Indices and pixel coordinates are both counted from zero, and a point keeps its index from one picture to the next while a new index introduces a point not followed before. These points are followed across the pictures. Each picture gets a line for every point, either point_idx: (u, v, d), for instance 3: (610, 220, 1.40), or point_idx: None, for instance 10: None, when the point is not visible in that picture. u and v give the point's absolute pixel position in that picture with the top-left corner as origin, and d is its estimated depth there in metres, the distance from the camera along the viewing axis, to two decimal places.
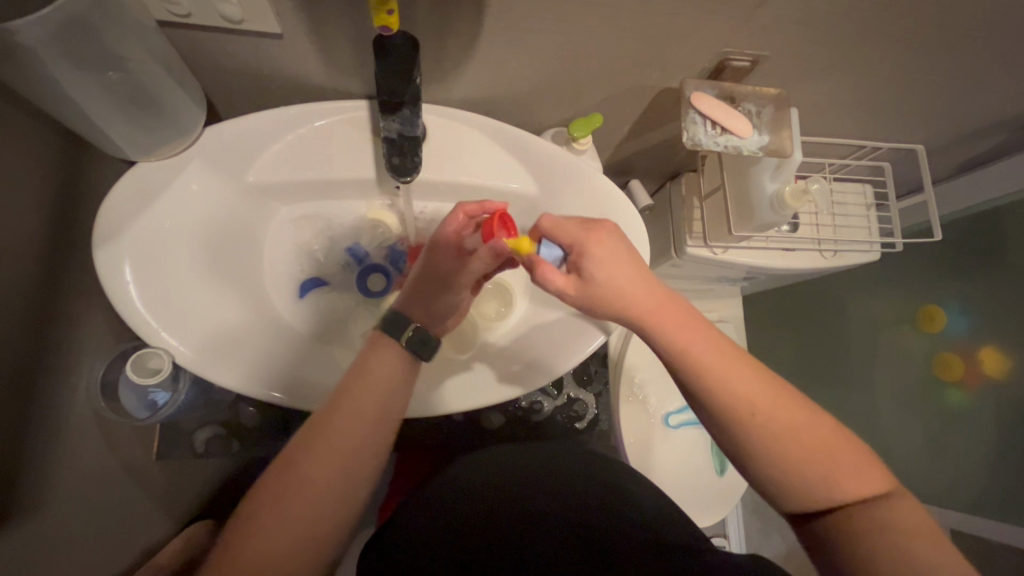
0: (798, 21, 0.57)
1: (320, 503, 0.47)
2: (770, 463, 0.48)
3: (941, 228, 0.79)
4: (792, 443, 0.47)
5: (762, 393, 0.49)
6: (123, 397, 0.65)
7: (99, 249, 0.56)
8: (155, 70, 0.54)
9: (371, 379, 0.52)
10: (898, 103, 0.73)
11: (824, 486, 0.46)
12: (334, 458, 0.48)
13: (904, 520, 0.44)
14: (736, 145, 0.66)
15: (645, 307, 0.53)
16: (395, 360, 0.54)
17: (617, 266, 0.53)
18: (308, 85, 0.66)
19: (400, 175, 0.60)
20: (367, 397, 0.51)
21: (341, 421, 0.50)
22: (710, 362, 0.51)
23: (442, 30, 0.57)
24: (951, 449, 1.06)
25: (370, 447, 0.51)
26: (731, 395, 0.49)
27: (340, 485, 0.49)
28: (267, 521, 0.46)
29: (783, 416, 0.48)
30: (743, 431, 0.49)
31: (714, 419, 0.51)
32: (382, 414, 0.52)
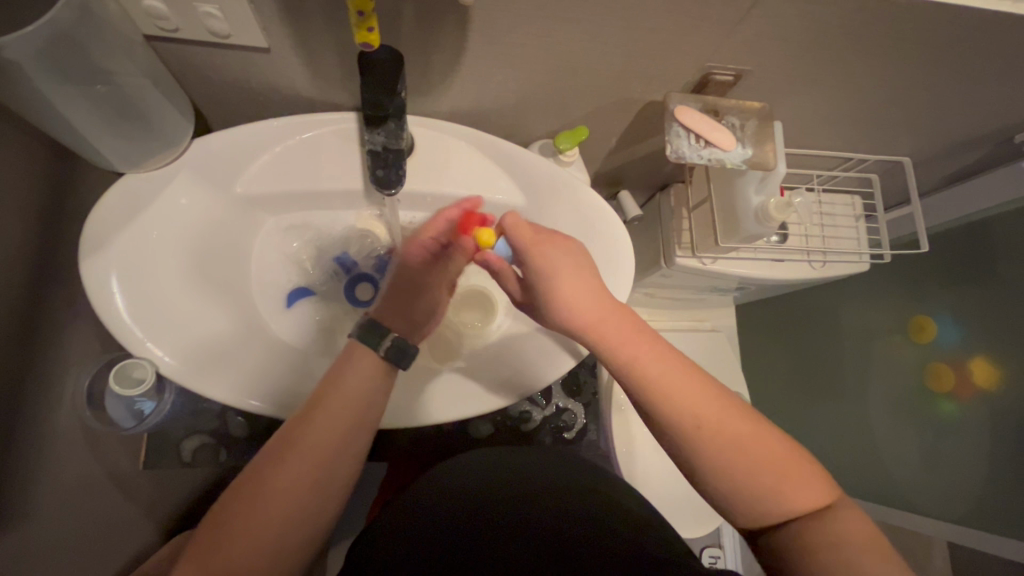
0: (778, 37, 0.58)
1: (292, 512, 0.48)
2: (721, 475, 0.50)
3: (927, 240, 0.80)
4: (737, 453, 0.49)
5: (709, 405, 0.51)
6: (110, 407, 0.65)
7: (86, 260, 0.57)
8: (144, 83, 0.55)
9: (343, 389, 0.52)
10: (882, 116, 0.74)
11: (775, 501, 0.48)
12: (311, 457, 0.49)
13: (849, 531, 0.46)
14: (720, 158, 0.66)
15: (591, 317, 0.55)
16: (372, 371, 0.54)
17: (564, 272, 0.56)
18: (297, 97, 0.67)
19: (384, 188, 0.60)
20: (340, 406, 0.51)
21: (314, 431, 0.50)
22: (651, 374, 0.53)
23: (427, 44, 0.58)
24: (942, 461, 1.04)
25: (343, 456, 0.51)
26: (675, 407, 0.51)
27: (313, 493, 0.49)
28: (242, 521, 0.46)
29: (730, 430, 0.50)
30: (693, 445, 0.51)
31: (665, 432, 0.52)
32: (355, 423, 0.52)
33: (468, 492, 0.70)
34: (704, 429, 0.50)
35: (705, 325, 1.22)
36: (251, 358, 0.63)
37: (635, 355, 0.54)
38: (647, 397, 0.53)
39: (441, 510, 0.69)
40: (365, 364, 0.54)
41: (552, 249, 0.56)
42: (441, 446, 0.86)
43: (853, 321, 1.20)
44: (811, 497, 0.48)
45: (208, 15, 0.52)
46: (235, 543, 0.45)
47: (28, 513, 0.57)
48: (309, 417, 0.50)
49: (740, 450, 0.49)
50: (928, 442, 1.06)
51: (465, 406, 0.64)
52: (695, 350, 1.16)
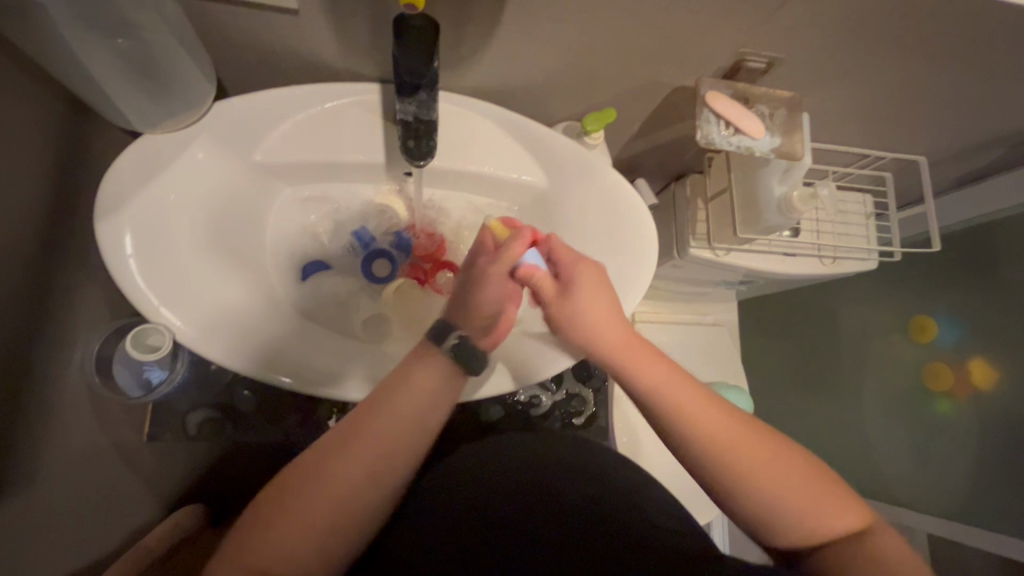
0: (816, 25, 0.57)
1: (342, 511, 0.46)
2: (755, 497, 0.49)
3: (939, 240, 0.79)
4: (772, 478, 0.49)
5: (739, 429, 0.51)
6: (117, 373, 0.63)
7: (101, 220, 0.55)
8: (167, 40, 0.52)
9: (409, 390, 0.50)
10: (905, 112, 0.74)
11: (811, 522, 0.48)
12: (364, 459, 0.47)
13: (893, 548, 0.47)
14: (749, 146, 0.65)
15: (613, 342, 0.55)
16: (438, 373, 0.52)
17: (589, 297, 0.56)
18: (321, 65, 0.65)
19: (415, 159, 0.61)
20: (404, 408, 0.50)
21: (375, 430, 0.48)
22: (683, 400, 0.52)
23: (462, 15, 0.56)
24: (935, 458, 1.06)
25: (399, 461, 0.49)
26: (708, 431, 0.51)
27: (365, 494, 0.47)
28: (292, 516, 0.45)
29: (765, 452, 0.50)
30: (728, 469, 0.50)
31: (697, 457, 0.51)
32: (416, 426, 0.50)
33: (483, 481, 0.69)
34: (739, 452, 0.50)
35: (708, 318, 1.23)
36: (267, 329, 0.62)
37: (669, 381, 0.53)
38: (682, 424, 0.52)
39: (456, 497, 0.68)
40: (432, 366, 0.52)
41: (591, 274, 0.57)
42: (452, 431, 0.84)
43: (853, 319, 1.22)
44: (845, 517, 0.48)
45: None
46: (285, 536, 0.44)
47: None
48: (371, 415, 0.49)
49: (775, 472, 0.49)
50: (922, 441, 1.08)
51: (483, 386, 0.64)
52: (699, 342, 1.16)
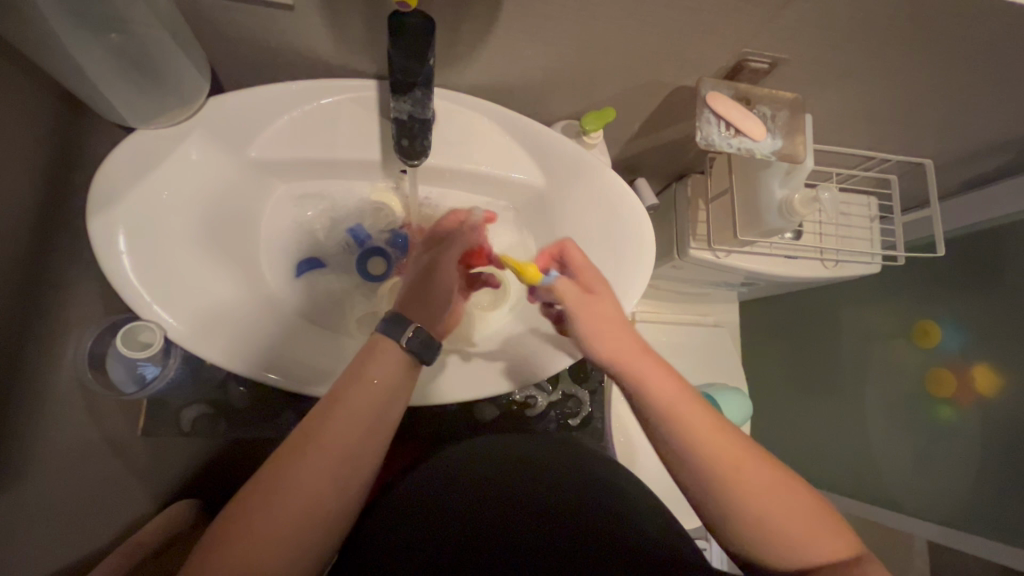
0: (819, 25, 0.56)
1: (312, 510, 0.46)
2: (751, 518, 0.49)
3: (944, 245, 0.78)
4: (772, 503, 0.49)
5: (740, 445, 0.52)
6: (111, 369, 0.63)
7: (93, 216, 0.55)
8: (159, 35, 0.51)
9: (365, 384, 0.50)
10: (912, 114, 0.73)
11: (806, 548, 0.48)
12: (327, 458, 0.47)
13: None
14: (749, 148, 0.64)
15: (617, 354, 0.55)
16: (396, 365, 0.52)
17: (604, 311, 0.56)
18: (317, 61, 0.64)
19: (407, 158, 0.61)
20: (361, 402, 0.50)
21: (335, 430, 0.48)
22: (688, 417, 0.52)
23: (458, 13, 0.55)
24: (935, 464, 1.05)
25: (364, 455, 0.49)
26: (713, 447, 0.51)
27: (333, 491, 0.47)
28: (257, 520, 0.44)
29: (761, 471, 0.50)
30: (729, 486, 0.50)
31: (695, 472, 0.51)
32: (376, 419, 0.50)
33: (469, 478, 0.69)
34: (740, 468, 0.50)
35: (709, 319, 1.22)
36: (259, 326, 0.62)
37: (675, 401, 0.53)
38: (683, 440, 0.51)
39: (449, 499, 0.68)
40: (387, 359, 0.52)
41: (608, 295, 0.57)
42: (446, 428, 0.84)
43: (856, 323, 1.20)
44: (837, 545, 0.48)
45: None
46: (254, 542, 0.44)
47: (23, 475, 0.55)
48: (329, 414, 0.49)
49: (774, 495, 0.49)
50: (922, 446, 1.07)
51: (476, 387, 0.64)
52: (699, 343, 1.16)
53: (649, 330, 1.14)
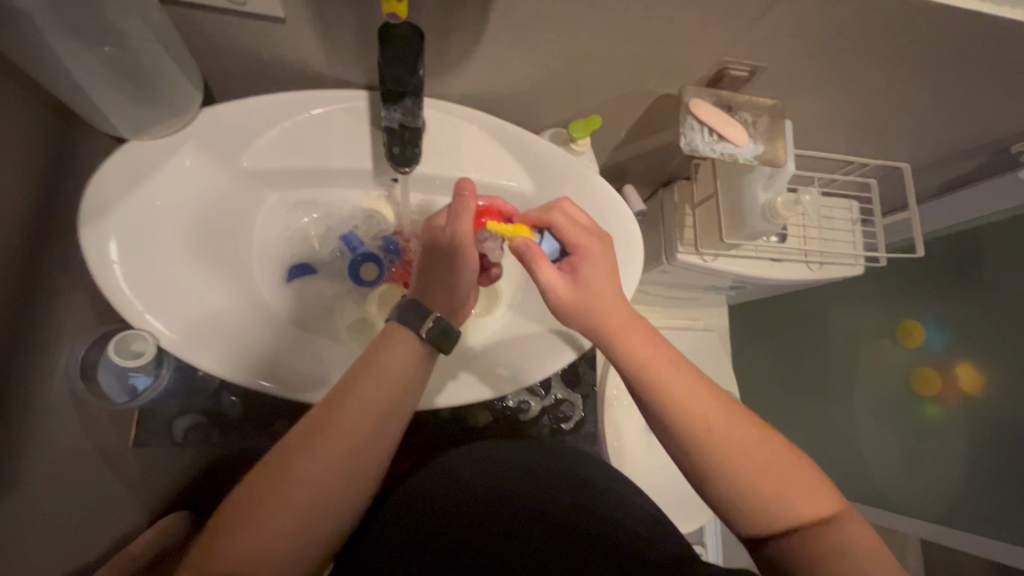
0: (795, 35, 0.58)
1: (322, 500, 0.47)
2: (728, 483, 0.51)
3: (923, 245, 0.79)
4: (757, 468, 0.50)
5: (715, 408, 0.53)
6: (101, 379, 0.64)
7: (84, 228, 0.55)
8: (153, 47, 0.52)
9: (379, 375, 0.51)
10: (888, 119, 0.75)
11: (776, 510, 0.49)
12: (334, 451, 0.48)
13: (855, 544, 0.48)
14: (732, 153, 0.66)
15: (614, 321, 0.55)
16: (409, 355, 0.52)
17: (598, 269, 0.56)
18: (308, 72, 0.65)
19: (399, 165, 0.62)
20: (372, 392, 0.50)
21: (344, 422, 0.48)
22: (663, 380, 0.53)
23: (447, 24, 0.57)
24: (925, 464, 1.06)
25: (375, 445, 0.50)
26: (686, 414, 0.52)
27: (344, 481, 0.48)
28: (262, 515, 0.45)
29: (736, 435, 0.52)
30: (702, 450, 0.52)
31: (673, 440, 0.53)
32: (387, 409, 0.51)
33: (465, 483, 0.70)
34: (713, 433, 0.52)
35: (698, 324, 1.23)
36: (254, 333, 0.62)
37: (657, 369, 0.54)
38: (658, 407, 0.53)
39: (443, 501, 0.68)
40: (401, 349, 0.52)
41: (599, 255, 0.56)
42: (443, 435, 0.84)
43: (842, 325, 1.22)
44: (811, 506, 0.49)
45: None
46: (264, 530, 0.45)
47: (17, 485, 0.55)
48: (343, 402, 0.49)
49: (747, 458, 0.51)
50: (911, 444, 1.09)
51: (470, 390, 0.65)
52: (688, 348, 1.17)
53: None
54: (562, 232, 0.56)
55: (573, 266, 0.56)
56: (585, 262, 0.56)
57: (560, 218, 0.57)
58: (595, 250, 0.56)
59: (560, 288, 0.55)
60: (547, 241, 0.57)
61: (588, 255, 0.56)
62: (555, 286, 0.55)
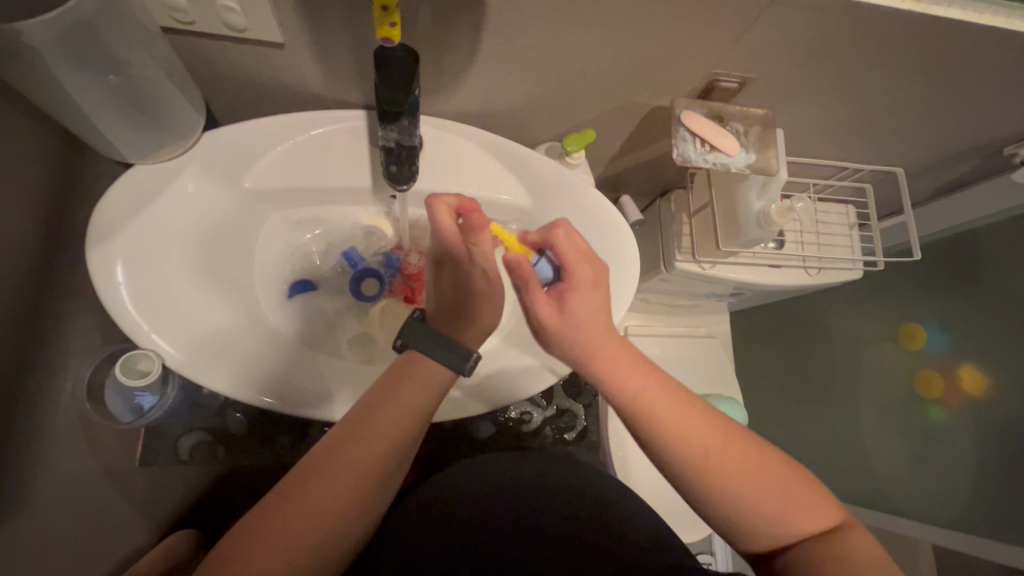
0: (783, 46, 0.59)
1: (333, 521, 0.48)
2: (726, 505, 0.51)
3: (920, 248, 0.80)
4: (757, 488, 0.51)
5: (711, 431, 0.53)
6: (109, 401, 0.67)
7: (92, 250, 0.56)
8: (155, 73, 0.54)
9: (397, 405, 0.52)
10: (879, 125, 0.76)
11: (776, 525, 0.50)
12: (347, 476, 0.49)
13: (861, 550, 0.48)
14: (724, 163, 0.67)
15: (602, 350, 0.55)
16: (430, 385, 0.53)
17: (589, 301, 0.55)
18: (307, 94, 0.67)
19: (395, 183, 0.64)
20: (391, 419, 0.51)
21: (358, 449, 0.49)
22: (660, 409, 0.53)
23: (442, 45, 0.58)
24: (933, 468, 1.05)
25: (384, 477, 0.51)
26: (683, 440, 0.52)
27: (352, 508, 0.49)
28: (273, 535, 0.45)
29: (734, 456, 0.52)
30: (700, 475, 0.52)
31: (673, 467, 0.53)
32: (401, 440, 0.51)
33: (470, 497, 0.71)
34: (711, 457, 0.52)
35: (700, 331, 1.23)
36: (257, 351, 0.63)
37: (652, 397, 0.54)
38: (652, 431, 0.53)
39: (450, 513, 0.69)
40: (425, 380, 0.53)
41: (588, 287, 0.56)
42: (447, 449, 0.85)
43: (845, 330, 1.22)
44: (812, 518, 0.50)
45: (225, 8, 0.52)
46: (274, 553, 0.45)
47: (23, 507, 0.56)
48: (359, 428, 0.50)
49: (748, 479, 0.51)
50: (918, 450, 1.08)
51: (471, 403, 0.65)
52: (690, 356, 1.17)
53: (641, 344, 1.15)
54: (564, 258, 0.56)
55: (562, 294, 0.56)
56: (573, 293, 0.55)
57: (560, 236, 0.57)
58: (588, 285, 0.56)
59: (548, 315, 0.55)
60: (543, 263, 0.60)
61: (577, 286, 0.55)
62: (543, 313, 0.55)
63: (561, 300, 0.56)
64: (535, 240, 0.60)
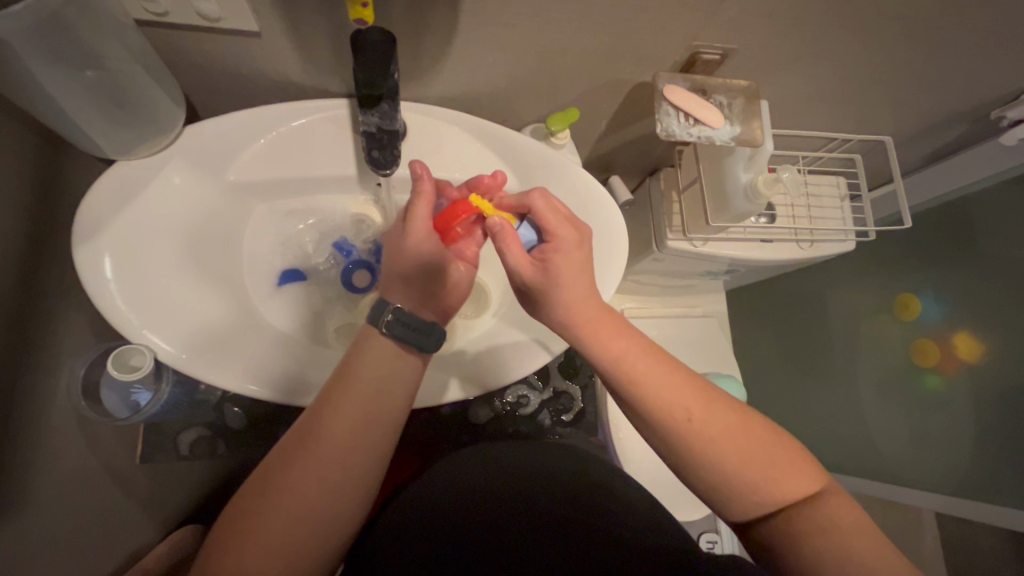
0: (763, 14, 0.59)
1: (328, 491, 0.49)
2: (712, 473, 0.51)
3: (911, 216, 0.79)
4: (740, 453, 0.51)
5: (694, 396, 0.53)
6: (105, 398, 0.65)
7: (78, 246, 0.56)
8: (132, 66, 0.54)
9: (366, 376, 0.52)
10: (866, 93, 0.76)
11: (760, 489, 0.50)
12: (331, 448, 0.49)
13: (845, 516, 0.48)
14: (709, 136, 0.67)
15: (583, 312, 0.56)
16: (389, 354, 0.53)
17: (570, 264, 0.56)
18: (288, 83, 0.66)
19: (380, 168, 0.63)
20: (363, 389, 0.52)
21: (336, 421, 0.50)
22: (641, 373, 0.54)
23: (418, 27, 0.58)
24: (934, 437, 1.05)
25: (368, 446, 0.51)
26: (664, 406, 0.53)
27: (340, 479, 0.50)
28: (271, 512, 0.47)
29: (718, 421, 0.52)
30: (688, 442, 0.52)
31: (659, 435, 0.53)
32: (379, 408, 0.52)
33: (477, 480, 0.71)
34: (695, 422, 0.52)
35: (697, 310, 1.23)
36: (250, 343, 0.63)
37: (635, 363, 0.55)
38: (637, 396, 0.54)
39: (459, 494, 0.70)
40: (382, 351, 0.53)
41: (569, 246, 0.56)
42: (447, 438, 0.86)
43: (841, 303, 1.22)
44: (799, 483, 0.50)
45: None
46: (261, 534, 0.46)
47: (21, 508, 0.56)
48: (331, 404, 0.51)
49: (732, 444, 0.51)
50: (917, 418, 1.08)
51: (464, 387, 0.65)
52: (687, 336, 1.17)
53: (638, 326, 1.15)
54: (543, 218, 0.56)
55: (544, 254, 0.57)
56: (555, 253, 0.56)
57: (539, 201, 0.56)
58: (571, 246, 0.57)
59: (528, 273, 0.56)
60: (526, 228, 0.59)
61: (560, 246, 0.56)
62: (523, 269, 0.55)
63: (543, 262, 0.56)
64: (514, 205, 0.59)
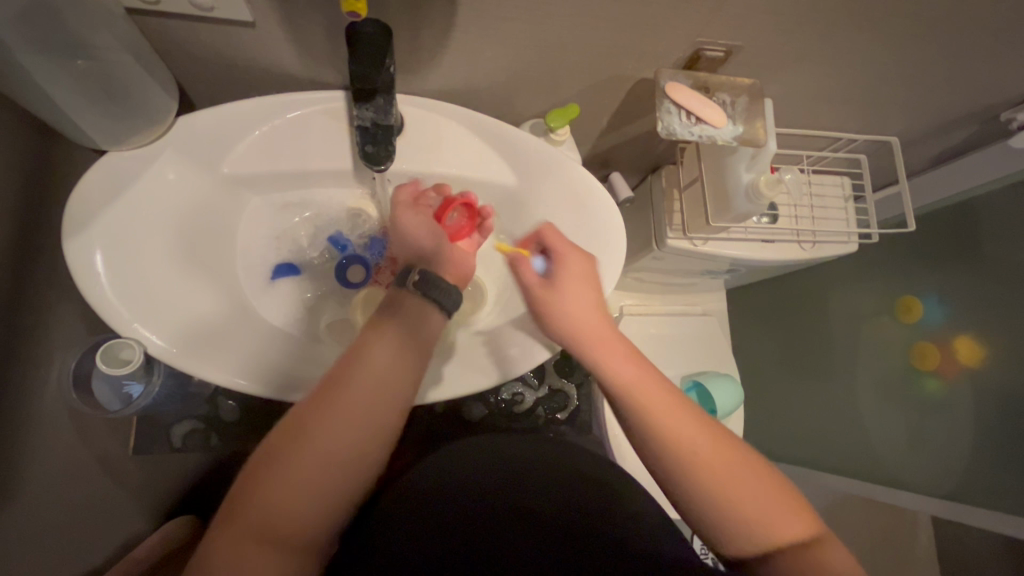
0: (769, 11, 0.57)
1: (327, 474, 0.48)
2: (708, 504, 0.51)
3: (913, 222, 0.77)
4: (739, 492, 0.50)
5: (699, 429, 0.53)
6: (96, 390, 0.66)
7: (68, 238, 0.56)
8: (122, 57, 0.54)
9: (375, 359, 0.51)
10: (872, 93, 0.74)
11: (756, 528, 0.50)
12: (333, 429, 0.48)
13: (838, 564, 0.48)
14: (711, 135, 0.66)
15: (589, 334, 0.57)
16: (400, 338, 0.52)
17: (576, 286, 0.58)
18: (283, 74, 0.65)
19: (373, 164, 0.61)
20: (370, 371, 0.50)
21: (341, 403, 0.49)
22: (646, 400, 0.54)
23: (415, 19, 0.57)
24: (933, 442, 1.04)
25: (372, 431, 0.49)
26: (666, 434, 0.52)
27: (341, 463, 0.48)
28: (267, 490, 0.46)
29: (722, 456, 0.52)
30: (686, 472, 0.51)
31: (658, 459, 0.53)
32: (386, 393, 0.50)
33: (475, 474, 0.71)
34: (696, 451, 0.52)
35: (697, 309, 1.22)
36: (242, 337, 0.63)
37: (641, 390, 0.54)
38: (641, 420, 0.54)
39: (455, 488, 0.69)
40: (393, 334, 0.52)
41: (576, 269, 0.58)
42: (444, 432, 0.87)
43: (842, 304, 1.21)
44: (795, 529, 0.50)
45: None
46: (256, 510, 0.45)
47: (9, 499, 0.56)
48: (338, 385, 0.50)
49: (733, 480, 0.51)
50: (916, 421, 1.07)
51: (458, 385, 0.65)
52: (685, 334, 1.16)
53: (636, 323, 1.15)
54: (550, 243, 0.59)
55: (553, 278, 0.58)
56: (563, 274, 0.58)
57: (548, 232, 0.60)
58: (577, 271, 0.58)
59: (536, 286, 0.58)
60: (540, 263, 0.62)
61: (568, 270, 0.58)
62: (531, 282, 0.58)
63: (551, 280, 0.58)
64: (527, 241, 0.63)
